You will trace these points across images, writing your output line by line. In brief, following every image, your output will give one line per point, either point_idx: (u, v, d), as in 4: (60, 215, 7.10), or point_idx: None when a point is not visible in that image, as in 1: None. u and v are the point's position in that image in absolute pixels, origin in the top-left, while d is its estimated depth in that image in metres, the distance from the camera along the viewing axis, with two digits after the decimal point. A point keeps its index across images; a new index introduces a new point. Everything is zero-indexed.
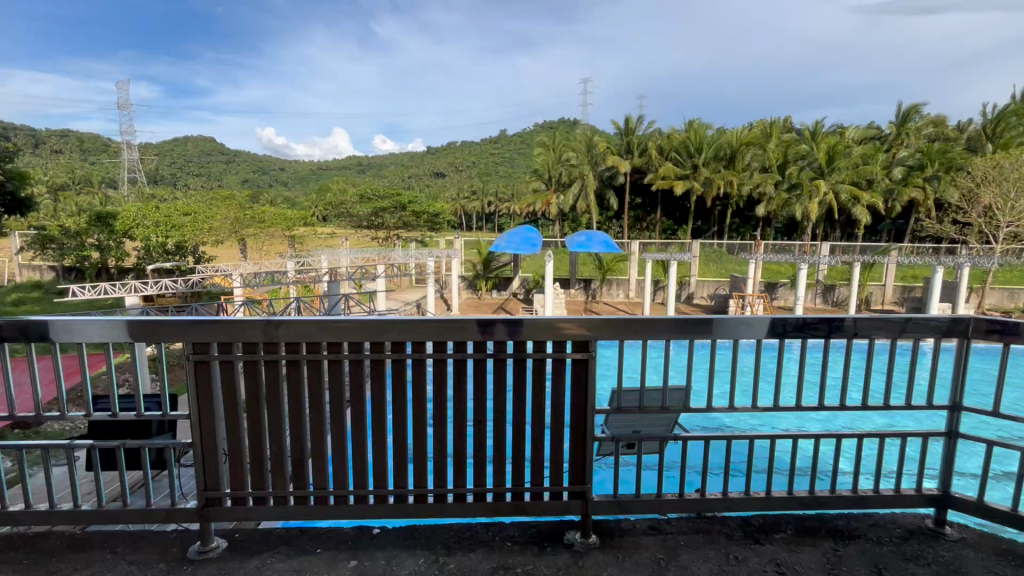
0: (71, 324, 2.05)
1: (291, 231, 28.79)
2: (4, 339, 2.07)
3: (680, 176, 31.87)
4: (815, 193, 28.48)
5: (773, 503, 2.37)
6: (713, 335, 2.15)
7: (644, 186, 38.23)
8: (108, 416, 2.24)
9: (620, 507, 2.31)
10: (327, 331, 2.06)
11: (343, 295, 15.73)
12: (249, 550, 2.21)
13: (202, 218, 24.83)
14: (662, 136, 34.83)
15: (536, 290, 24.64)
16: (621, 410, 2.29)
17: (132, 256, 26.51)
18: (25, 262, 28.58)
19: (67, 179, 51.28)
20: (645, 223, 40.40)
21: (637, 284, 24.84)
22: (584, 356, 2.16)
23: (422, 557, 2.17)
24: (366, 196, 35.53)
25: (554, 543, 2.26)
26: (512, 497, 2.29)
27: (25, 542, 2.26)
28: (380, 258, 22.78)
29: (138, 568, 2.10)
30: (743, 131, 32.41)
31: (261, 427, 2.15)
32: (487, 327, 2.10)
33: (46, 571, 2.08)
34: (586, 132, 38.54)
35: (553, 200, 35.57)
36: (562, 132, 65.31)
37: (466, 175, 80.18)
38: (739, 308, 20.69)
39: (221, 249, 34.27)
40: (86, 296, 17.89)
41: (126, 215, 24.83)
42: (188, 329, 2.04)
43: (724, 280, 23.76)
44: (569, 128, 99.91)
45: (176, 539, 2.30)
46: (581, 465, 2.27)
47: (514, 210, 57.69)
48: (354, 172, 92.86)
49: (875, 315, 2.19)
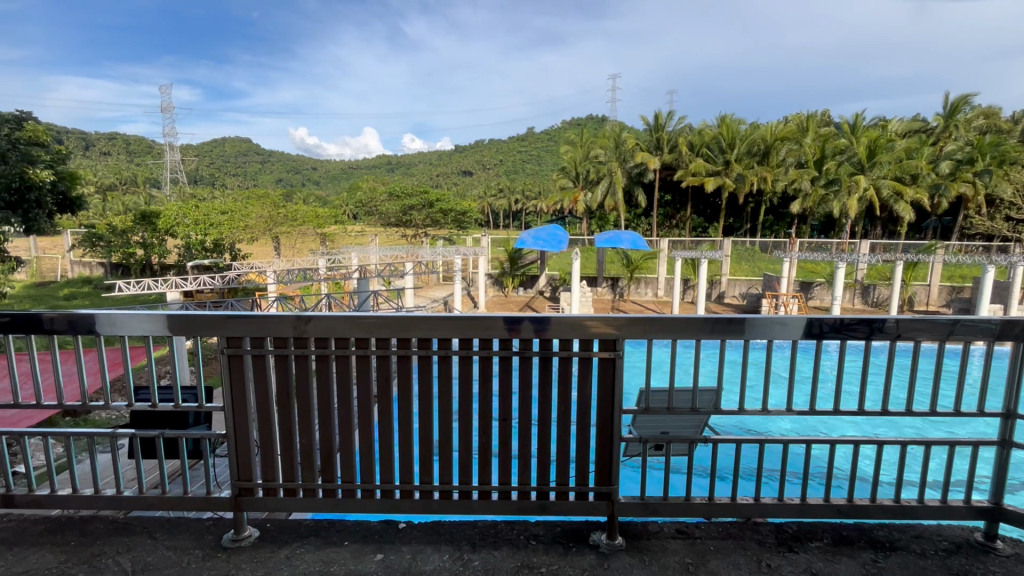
0: (115, 317, 2.13)
1: (322, 229, 29.48)
2: (54, 331, 2.15)
3: (711, 172, 31.10)
4: (854, 189, 27.43)
5: (808, 509, 2.28)
6: (746, 335, 2.07)
7: (673, 183, 37.54)
8: (148, 406, 2.30)
9: (647, 509, 2.26)
10: (355, 326, 2.08)
11: (372, 292, 16.09)
12: (279, 540, 2.26)
13: (239, 217, 25.75)
14: (693, 132, 33.97)
15: (563, 288, 24.61)
16: (648, 411, 2.22)
17: (173, 254, 27.61)
18: (78, 259, 30.28)
19: (114, 180, 53.99)
20: (674, 220, 39.74)
21: (666, 283, 24.49)
22: (611, 354, 2.11)
23: (447, 552, 2.18)
24: (396, 194, 36.15)
25: (579, 544, 2.23)
26: (538, 495, 2.26)
27: (72, 525, 2.37)
28: (409, 256, 23.10)
29: (176, 554, 2.17)
30: (778, 125, 31.41)
31: (291, 422, 2.20)
32: (513, 324, 2.08)
33: (91, 553, 2.18)
34: (614, 128, 38.09)
35: (580, 197, 35.31)
36: (590, 130, 64.63)
37: (493, 173, 80.41)
38: (773, 308, 20.21)
39: (257, 246, 35.42)
40: (131, 291, 18.78)
41: (168, 214, 25.89)
42: (222, 323, 2.09)
43: (756, 279, 23.13)
44: (597, 125, 98.81)
45: (211, 526, 2.37)
46: (607, 466, 2.23)
47: (541, 208, 57.55)
48: (383, 172, 94.40)
49: (919, 316, 2.06)
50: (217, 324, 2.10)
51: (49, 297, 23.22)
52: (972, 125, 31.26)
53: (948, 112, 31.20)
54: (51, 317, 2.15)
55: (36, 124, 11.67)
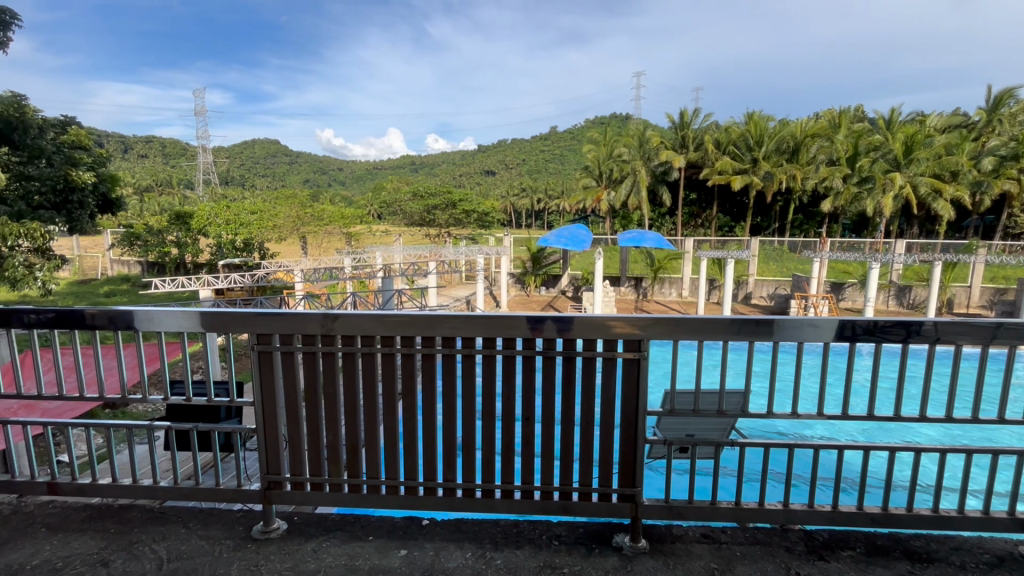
0: (152, 314, 2.20)
1: (348, 228, 30.04)
2: (95, 327, 2.24)
3: (738, 170, 30.39)
4: (889, 187, 26.43)
5: (840, 517, 2.21)
6: (775, 338, 2.02)
7: (698, 182, 36.99)
8: (183, 399, 2.37)
9: (672, 513, 2.23)
10: (380, 325, 2.10)
11: (396, 291, 16.35)
12: (307, 533, 2.31)
13: (268, 217, 26.48)
14: (719, 130, 33.35)
15: (585, 288, 24.51)
16: (674, 413, 2.18)
17: (206, 252, 28.48)
18: (117, 257, 31.59)
19: (150, 181, 56.07)
20: (700, 219, 39.15)
21: (691, 283, 24.10)
22: (636, 355, 2.09)
23: (469, 550, 2.19)
24: (419, 194, 36.59)
25: (602, 545, 2.22)
26: (561, 496, 2.25)
27: (111, 513, 2.47)
28: (433, 255, 23.28)
29: (208, 543, 2.24)
30: (808, 122, 30.72)
31: (318, 418, 2.24)
32: (536, 324, 2.08)
33: (130, 540, 2.26)
34: (638, 126, 37.69)
35: (604, 196, 35.04)
36: (613, 128, 64.11)
37: (516, 172, 80.56)
38: (802, 309, 19.76)
39: (284, 245, 36.27)
40: (166, 288, 19.47)
41: (201, 214, 26.74)
42: (253, 320, 2.15)
43: (785, 280, 22.61)
44: (621, 123, 97.87)
45: (242, 518, 2.44)
46: (630, 467, 2.20)
47: (563, 207, 57.42)
48: (407, 172, 95.51)
49: (959, 319, 1.97)
50: (248, 321, 2.16)
51: (91, 295, 24.23)
52: (1017, 119, 29.87)
53: (992, 106, 29.82)
54: (92, 312, 2.24)
55: (80, 128, 12.61)
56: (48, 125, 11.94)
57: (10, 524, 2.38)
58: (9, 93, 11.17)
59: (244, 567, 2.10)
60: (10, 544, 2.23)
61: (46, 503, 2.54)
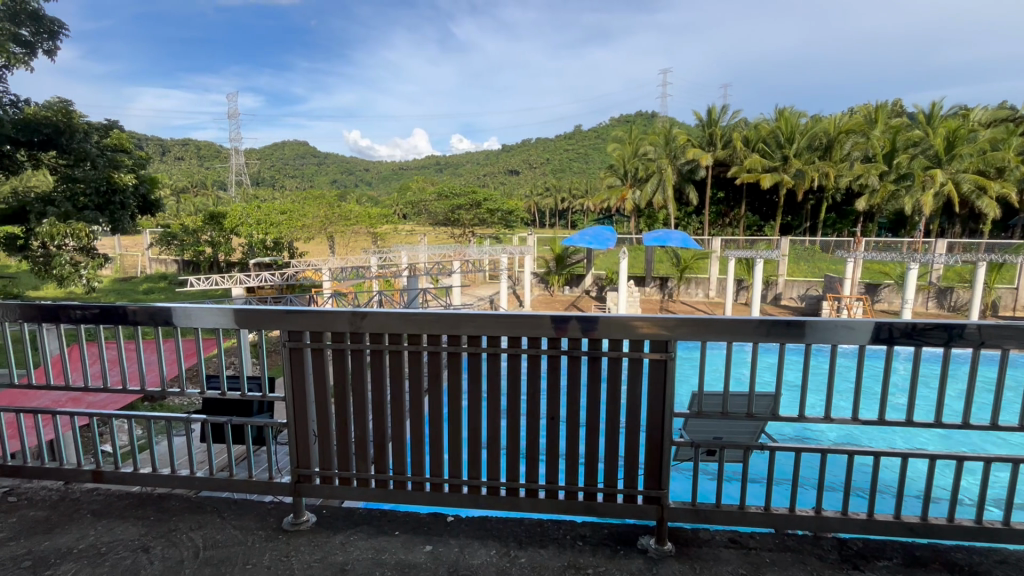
0: (190, 311, 2.29)
1: (374, 228, 30.57)
2: (137, 323, 2.34)
3: (767, 168, 29.56)
4: (929, 184, 25.36)
5: (876, 526, 2.13)
6: (806, 340, 1.97)
7: (726, 180, 36.28)
8: (217, 394, 2.45)
9: (699, 516, 2.19)
10: (407, 322, 2.13)
11: (420, 290, 16.60)
12: (335, 526, 2.36)
13: (297, 216, 27.19)
14: (748, 127, 32.61)
15: (609, 288, 24.31)
16: (701, 415, 2.14)
17: (238, 251, 29.32)
18: (155, 257, 32.84)
19: (186, 183, 58.16)
20: (728, 219, 38.38)
21: (718, 283, 23.64)
22: (662, 356, 2.06)
23: (494, 548, 2.20)
24: (444, 194, 36.95)
25: (627, 547, 2.20)
26: (585, 496, 2.25)
27: (151, 501, 2.58)
28: (457, 254, 23.39)
29: (242, 533, 2.32)
30: (842, 117, 29.75)
31: (347, 414, 2.28)
32: (560, 323, 2.07)
33: (168, 528, 2.36)
34: (665, 124, 37.16)
35: (629, 195, 34.71)
36: (639, 127, 63.36)
37: (540, 172, 80.50)
38: (834, 311, 19.18)
39: (312, 245, 37.07)
40: (201, 286, 20.16)
41: (233, 214, 27.59)
42: (283, 317, 2.21)
43: (817, 280, 21.96)
44: (647, 121, 96.66)
45: (273, 509, 2.51)
46: (657, 468, 2.17)
47: (588, 207, 57.08)
48: (432, 172, 96.42)
49: (1005, 323, 1.89)
50: (278, 318, 2.22)
51: (131, 291, 25.28)
52: None
53: None
54: (133, 309, 2.34)
55: (121, 132, 13.22)
56: (92, 130, 12.57)
57: (58, 509, 2.50)
58: (58, 100, 11.84)
59: (275, 557, 2.16)
60: (59, 529, 2.35)
61: (91, 490, 2.66)
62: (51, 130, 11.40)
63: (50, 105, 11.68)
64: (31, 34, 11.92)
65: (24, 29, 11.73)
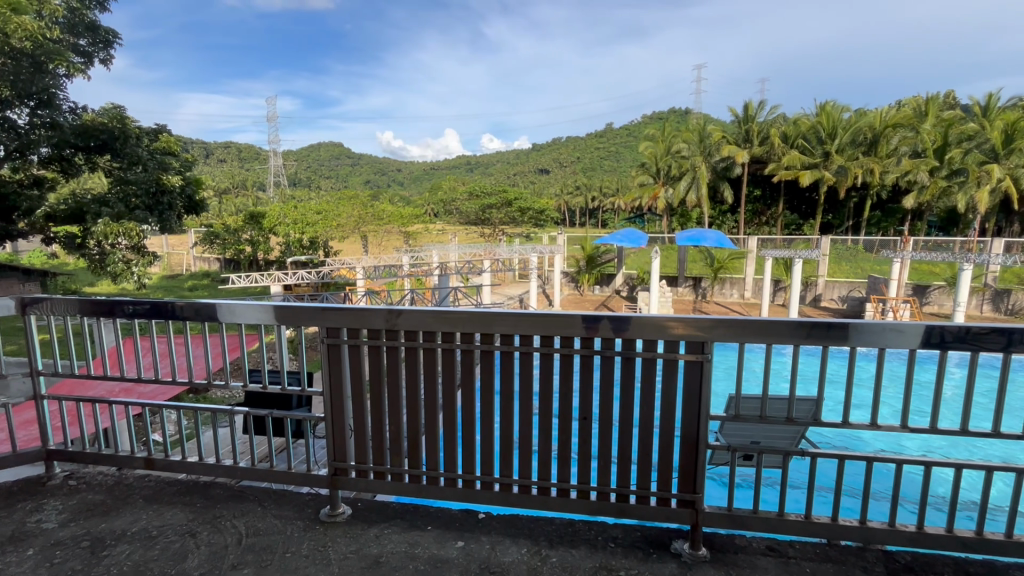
0: (233, 307, 2.36)
1: (406, 227, 31.08)
2: (184, 318, 2.44)
3: (807, 165, 28.52)
4: (985, 180, 24.02)
5: (924, 539, 2.03)
6: (852, 343, 1.88)
7: (763, 178, 35.24)
8: (259, 387, 2.52)
9: (734, 522, 2.14)
10: (441, 321, 2.17)
11: (452, 288, 16.82)
12: (369, 519, 2.41)
13: (332, 216, 27.93)
14: (787, 122, 31.53)
15: (641, 288, 23.98)
16: (738, 419, 2.07)
17: (276, 250, 30.26)
18: (199, 255, 34.31)
19: (228, 184, 60.51)
20: (765, 218, 37.31)
21: (754, 283, 22.99)
22: (698, 358, 2.01)
23: (525, 546, 2.21)
24: (475, 194, 37.26)
25: (660, 550, 2.17)
26: (617, 498, 2.22)
27: (196, 489, 2.70)
28: (487, 254, 23.48)
29: (281, 522, 2.40)
30: (889, 111, 28.40)
31: (381, 410, 2.33)
32: (592, 323, 2.05)
33: (213, 515, 2.46)
34: (699, 121, 36.38)
35: (661, 193, 34.16)
36: (672, 124, 62.19)
37: (570, 171, 80.09)
38: (879, 314, 18.35)
39: (347, 245, 37.94)
40: (242, 284, 20.97)
41: (272, 214, 28.54)
42: (322, 314, 2.27)
43: (860, 282, 21.07)
44: (681, 118, 94.76)
45: (310, 501, 2.58)
46: (691, 473, 2.13)
47: (619, 206, 56.44)
48: (463, 172, 97.20)
49: None
50: (318, 315, 2.29)
51: (177, 288, 26.49)
52: None
53: None
54: (181, 305, 2.44)
55: (170, 136, 13.83)
56: (143, 134, 13.22)
57: (113, 494, 2.65)
58: (112, 106, 12.50)
59: (313, 547, 2.22)
60: (114, 511, 2.49)
61: (143, 477, 2.80)
62: (107, 135, 12.00)
63: (106, 111, 12.34)
64: (88, 45, 12.63)
65: (82, 40, 12.46)
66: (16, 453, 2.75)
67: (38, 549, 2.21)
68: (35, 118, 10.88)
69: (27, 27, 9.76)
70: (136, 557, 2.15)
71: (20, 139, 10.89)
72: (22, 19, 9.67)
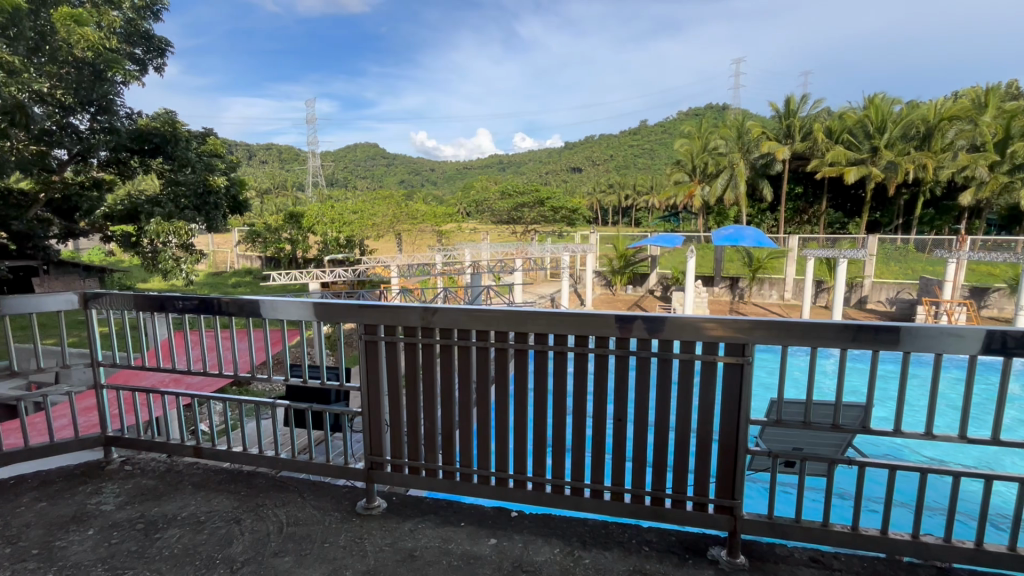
0: (276, 304, 2.45)
1: (439, 226, 31.48)
2: (228, 313, 2.54)
3: (853, 160, 27.25)
4: None
5: (984, 558, 1.91)
6: (903, 347, 1.79)
7: (806, 174, 33.97)
8: (301, 381, 2.60)
9: (774, 530, 2.07)
10: (474, 319, 2.19)
11: (484, 287, 16.94)
12: (403, 514, 2.45)
13: (368, 216, 28.63)
14: (832, 117, 30.24)
15: (675, 288, 23.53)
16: (779, 424, 1.99)
17: (313, 249, 31.09)
18: (242, 253, 35.71)
19: (269, 184, 62.70)
20: (807, 216, 35.96)
21: (795, 284, 22.18)
22: (738, 360, 1.95)
23: (557, 546, 2.20)
24: (507, 192, 37.36)
25: (696, 556, 2.13)
26: (652, 501, 2.18)
27: (240, 477, 2.81)
28: (519, 253, 23.50)
29: (320, 513, 2.47)
30: (945, 102, 26.86)
31: (416, 404, 2.36)
32: (626, 323, 2.03)
33: (256, 503, 2.56)
34: (738, 116, 35.37)
35: (697, 191, 33.34)
36: (708, 121, 60.74)
37: (603, 169, 79.32)
38: (931, 317, 17.40)
39: (381, 244, 38.72)
40: (282, 281, 21.70)
41: (311, 214, 29.38)
42: (358, 311, 2.32)
43: (910, 283, 20.03)
44: (718, 114, 92.44)
45: (347, 493, 2.65)
46: (730, 478, 2.06)
47: (653, 204, 55.55)
48: (495, 171, 97.64)
49: None
50: (354, 312, 2.33)
51: (222, 285, 27.64)
52: None
53: None
54: (226, 301, 2.54)
55: (216, 138, 14.40)
56: (192, 137, 13.85)
57: (165, 479, 2.78)
58: (164, 111, 13.15)
59: (350, 538, 2.28)
60: (166, 496, 2.62)
61: (191, 464, 2.94)
62: (159, 139, 12.64)
63: (158, 117, 12.98)
64: (143, 52, 13.32)
65: (137, 48, 13.10)
66: (78, 438, 2.91)
67: (98, 530, 2.35)
68: (95, 123, 11.49)
69: (89, 38, 10.36)
70: (186, 541, 2.26)
71: (82, 143, 11.52)
72: (85, 30, 10.28)
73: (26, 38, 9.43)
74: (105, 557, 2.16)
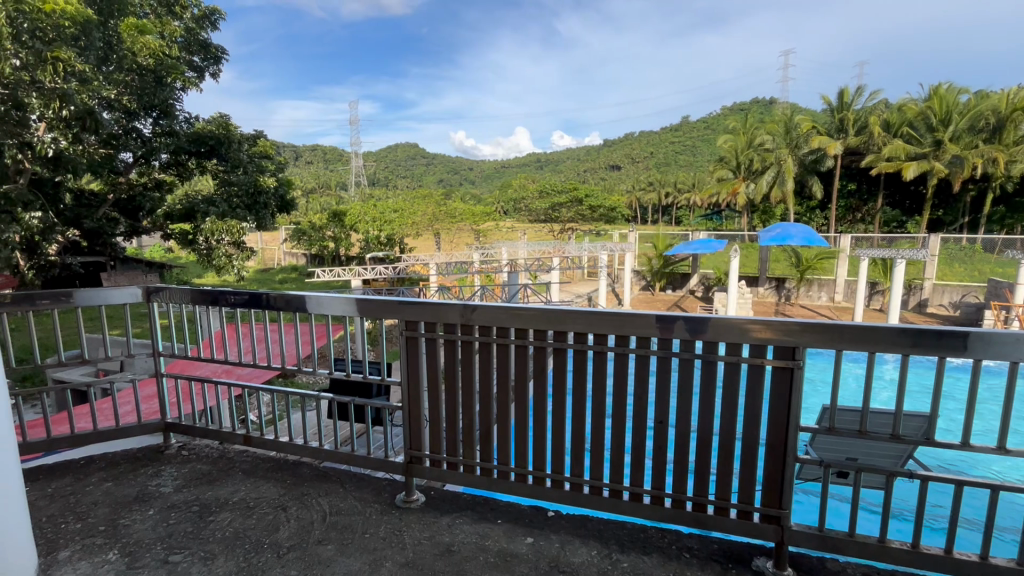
0: (321, 300, 2.52)
1: (476, 224, 31.73)
2: (276, 307, 2.64)
3: (913, 155, 25.58)
4: None
5: None
6: (972, 354, 1.66)
7: (860, 170, 32.26)
8: (344, 374, 2.66)
9: (824, 543, 1.97)
10: (513, 317, 2.19)
11: (520, 286, 16.97)
12: (441, 508, 2.48)
13: (408, 215, 29.22)
14: (890, 109, 28.57)
15: (717, 288, 22.88)
16: (832, 432, 1.89)
17: (355, 247, 31.91)
18: (289, 250, 37.13)
19: (314, 184, 64.88)
20: (861, 214, 34.12)
21: (847, 285, 21.14)
22: (788, 364, 1.86)
23: (595, 549, 2.17)
24: (545, 191, 37.29)
25: (740, 566, 2.05)
26: (694, 506, 2.11)
27: (286, 466, 2.92)
28: (556, 251, 23.35)
29: (361, 503, 2.54)
30: (1019, 91, 24.90)
31: (454, 401, 2.39)
32: (667, 323, 1.98)
33: (301, 491, 2.65)
34: (787, 109, 33.97)
35: (741, 188, 32.24)
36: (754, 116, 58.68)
37: (643, 167, 77.84)
38: (1000, 323, 16.17)
39: (420, 242, 39.41)
40: (325, 278, 22.40)
41: (353, 212, 30.18)
42: (399, 308, 2.36)
43: (977, 286, 18.71)
44: (765, 108, 89.12)
45: (387, 485, 2.71)
46: (778, 487, 1.97)
47: (694, 202, 54.14)
48: (533, 170, 97.55)
49: None
50: (395, 309, 2.38)
51: (269, 282, 28.78)
52: None
53: None
54: (274, 296, 2.64)
55: (266, 140, 15.01)
56: (245, 140, 14.46)
57: (217, 465, 2.93)
58: (219, 115, 13.78)
59: (390, 530, 2.32)
60: (218, 481, 2.76)
61: (241, 452, 3.07)
62: (214, 142, 13.33)
63: (214, 120, 13.68)
64: (201, 60, 14.03)
65: (196, 56, 13.86)
66: (140, 424, 3.09)
67: (157, 510, 2.50)
68: (158, 127, 12.27)
69: (150, 46, 11.25)
70: (236, 525, 2.36)
71: (145, 147, 12.22)
72: (146, 39, 11.15)
73: (95, 47, 9.94)
74: (164, 536, 2.28)
